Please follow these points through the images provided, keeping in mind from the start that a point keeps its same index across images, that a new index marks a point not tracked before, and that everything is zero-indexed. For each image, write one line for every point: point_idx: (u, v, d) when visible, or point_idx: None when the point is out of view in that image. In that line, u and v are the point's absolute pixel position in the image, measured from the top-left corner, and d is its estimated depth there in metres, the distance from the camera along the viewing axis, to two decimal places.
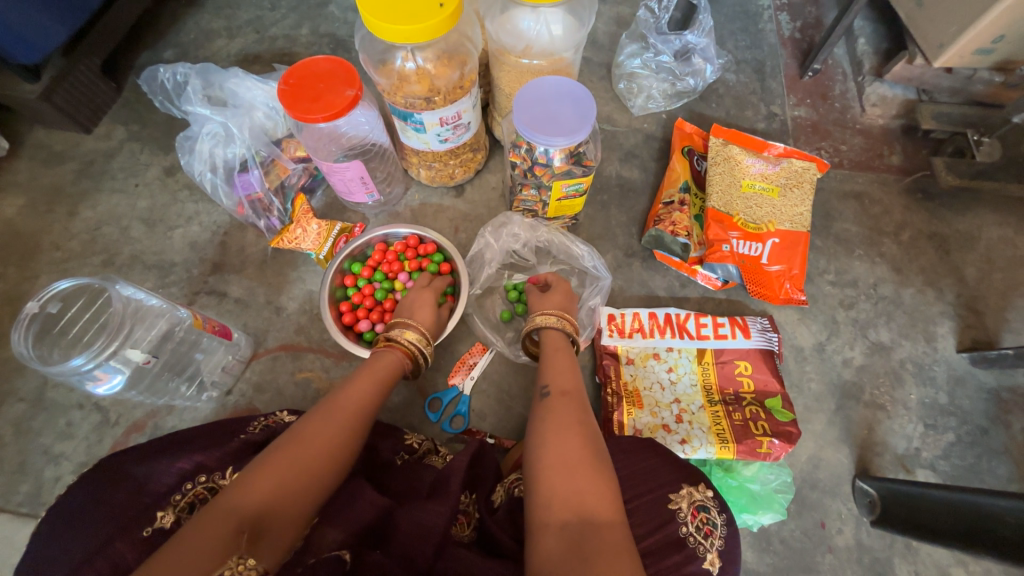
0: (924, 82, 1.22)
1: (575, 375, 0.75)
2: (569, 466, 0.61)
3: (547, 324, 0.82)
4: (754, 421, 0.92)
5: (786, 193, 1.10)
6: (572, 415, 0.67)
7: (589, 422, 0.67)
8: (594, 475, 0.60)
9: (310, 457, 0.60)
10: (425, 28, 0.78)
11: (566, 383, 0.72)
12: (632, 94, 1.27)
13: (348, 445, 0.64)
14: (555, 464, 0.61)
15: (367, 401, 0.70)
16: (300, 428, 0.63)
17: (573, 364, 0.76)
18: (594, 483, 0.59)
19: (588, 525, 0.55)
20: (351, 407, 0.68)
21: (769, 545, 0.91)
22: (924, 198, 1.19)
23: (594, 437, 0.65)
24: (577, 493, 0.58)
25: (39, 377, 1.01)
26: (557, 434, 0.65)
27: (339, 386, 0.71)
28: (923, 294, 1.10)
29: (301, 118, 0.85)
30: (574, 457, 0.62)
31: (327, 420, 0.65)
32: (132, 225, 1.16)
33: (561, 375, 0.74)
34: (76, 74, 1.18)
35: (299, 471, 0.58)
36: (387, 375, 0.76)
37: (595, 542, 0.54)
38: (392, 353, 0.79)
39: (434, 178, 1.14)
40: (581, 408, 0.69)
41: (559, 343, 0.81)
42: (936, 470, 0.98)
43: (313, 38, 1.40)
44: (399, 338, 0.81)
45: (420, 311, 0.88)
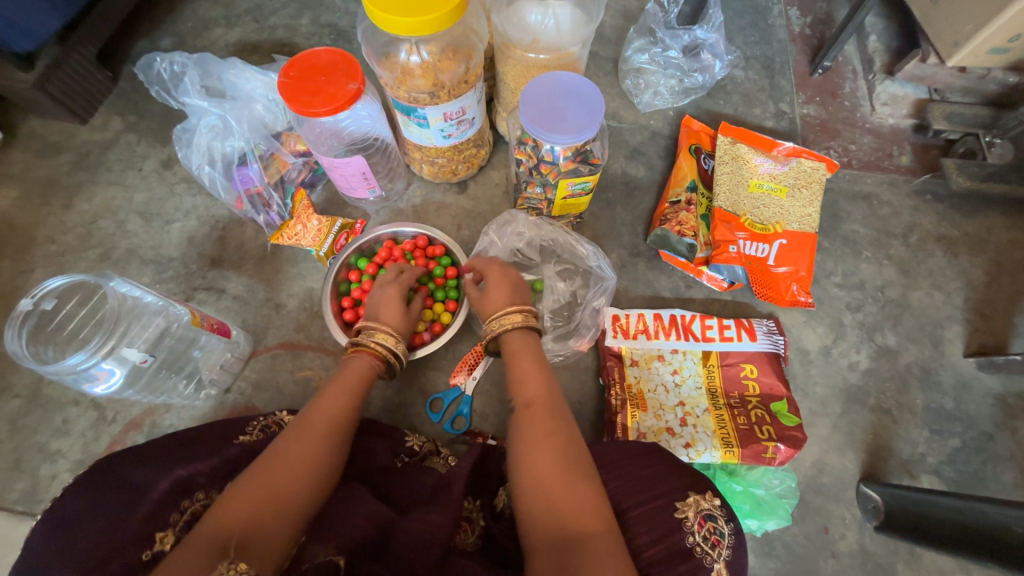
0: (936, 81, 1.19)
1: (545, 380, 0.71)
2: (545, 486, 0.60)
3: (502, 329, 0.77)
4: (760, 426, 0.91)
5: (794, 193, 1.09)
6: (541, 425, 0.65)
7: (561, 431, 0.65)
8: (575, 488, 0.59)
9: (288, 477, 0.60)
10: (429, 21, 0.76)
11: (531, 392, 0.69)
12: (638, 90, 1.25)
13: (326, 458, 0.65)
14: (528, 488, 0.61)
15: (341, 412, 0.71)
16: (278, 445, 0.64)
17: (540, 366, 0.73)
18: (571, 498, 0.58)
19: (572, 542, 0.55)
20: (326, 421, 0.69)
21: (772, 550, 0.90)
22: (933, 200, 1.17)
23: (568, 443, 0.63)
24: (556, 512, 0.58)
25: (34, 372, 0.99)
26: (529, 450, 0.63)
27: (308, 404, 0.71)
28: (931, 297, 1.09)
29: (301, 111, 0.82)
30: (546, 472, 0.61)
31: (301, 437, 0.65)
32: (129, 219, 1.14)
33: (525, 384, 0.71)
34: (71, 63, 1.16)
35: (277, 493, 0.59)
36: (358, 384, 0.75)
37: (579, 558, 0.53)
38: (359, 358, 0.78)
39: (436, 174, 1.12)
40: (550, 414, 0.66)
41: (526, 346, 0.76)
42: (940, 475, 0.97)
43: (314, 28, 1.37)
44: (365, 341, 0.80)
45: (386, 310, 0.84)
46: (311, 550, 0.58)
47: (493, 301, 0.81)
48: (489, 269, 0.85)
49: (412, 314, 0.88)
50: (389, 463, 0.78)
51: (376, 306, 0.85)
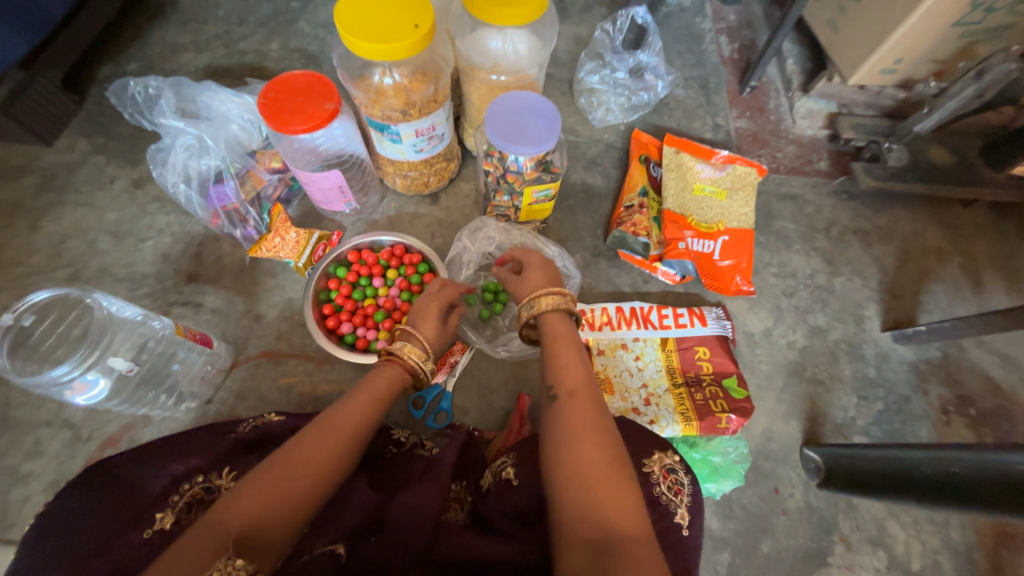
0: (843, 97, 1.39)
1: (584, 373, 0.73)
2: (590, 479, 0.61)
3: (541, 308, 0.82)
4: (714, 400, 1.02)
5: (732, 195, 1.23)
6: (587, 418, 0.67)
7: (606, 427, 0.67)
8: (617, 486, 0.61)
9: (297, 478, 0.60)
10: (400, 47, 0.84)
11: (574, 382, 0.72)
12: (592, 108, 1.37)
13: (339, 463, 0.65)
14: (573, 476, 0.62)
15: (360, 420, 0.71)
16: (294, 444, 0.64)
17: (582, 360, 0.75)
18: (614, 494, 0.60)
19: (610, 541, 0.56)
20: (344, 425, 0.69)
21: (732, 512, 1.00)
22: (848, 198, 1.35)
23: (613, 441, 0.65)
24: (600, 507, 0.59)
25: (2, 396, 0.97)
26: (575, 440, 0.65)
27: (331, 407, 0.72)
28: (852, 281, 1.25)
29: (283, 130, 0.88)
30: (594, 466, 0.62)
31: (320, 438, 0.66)
32: (100, 238, 1.14)
33: (568, 373, 0.73)
34: (36, 87, 1.17)
35: (283, 493, 0.58)
36: (384, 392, 0.76)
37: (619, 555, 0.54)
38: (392, 368, 0.80)
39: (409, 187, 1.20)
40: (593, 406, 0.69)
41: (566, 336, 0.79)
42: (869, 435, 1.10)
43: (283, 53, 1.43)
44: (398, 353, 0.82)
45: (426, 324, 0.85)
46: (311, 543, 0.61)
47: (531, 283, 0.87)
48: (528, 257, 0.91)
49: (448, 331, 0.88)
50: (380, 453, 0.84)
51: (416, 317, 0.86)
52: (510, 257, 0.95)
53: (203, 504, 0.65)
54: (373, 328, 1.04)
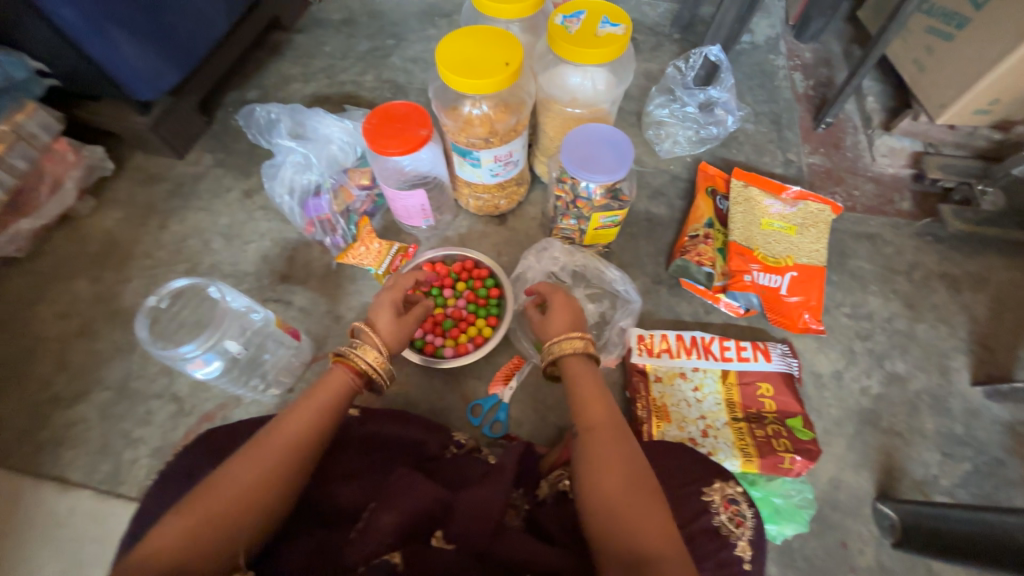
0: (929, 137, 1.34)
1: (606, 408, 0.76)
2: (617, 509, 0.64)
3: (564, 352, 0.83)
4: (777, 439, 0.98)
5: (803, 232, 1.21)
6: (608, 448, 0.70)
7: (626, 455, 0.69)
8: (643, 512, 0.63)
9: (230, 496, 0.64)
10: (490, 83, 0.93)
11: (595, 418, 0.75)
12: (659, 140, 1.41)
13: (274, 475, 0.67)
14: (602, 509, 0.65)
15: (300, 427, 0.73)
16: (228, 465, 0.67)
17: (603, 395, 0.78)
18: (642, 519, 0.62)
19: (644, 563, 0.58)
20: (303, 421, 0.74)
21: (792, 561, 0.95)
22: (934, 241, 1.27)
23: (636, 467, 0.68)
24: (631, 533, 0.61)
25: (126, 368, 1.13)
26: (598, 472, 0.68)
27: (273, 421, 0.74)
28: (936, 329, 1.17)
29: (381, 152, 1.00)
30: (619, 495, 0.65)
31: (253, 455, 0.68)
32: (213, 239, 1.31)
33: (590, 409, 0.76)
34: (179, 109, 1.38)
35: (239, 492, 0.64)
36: (337, 398, 0.79)
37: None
38: (340, 369, 0.83)
39: (481, 208, 1.29)
40: (613, 439, 0.72)
41: (587, 376, 0.81)
42: (954, 497, 1.01)
43: (376, 83, 1.60)
44: (347, 354, 0.84)
45: (381, 319, 0.89)
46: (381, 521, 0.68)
47: (554, 325, 0.88)
48: (553, 295, 0.92)
49: (405, 326, 0.92)
50: (438, 455, 0.90)
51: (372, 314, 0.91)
52: (533, 291, 0.97)
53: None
54: (440, 335, 1.12)
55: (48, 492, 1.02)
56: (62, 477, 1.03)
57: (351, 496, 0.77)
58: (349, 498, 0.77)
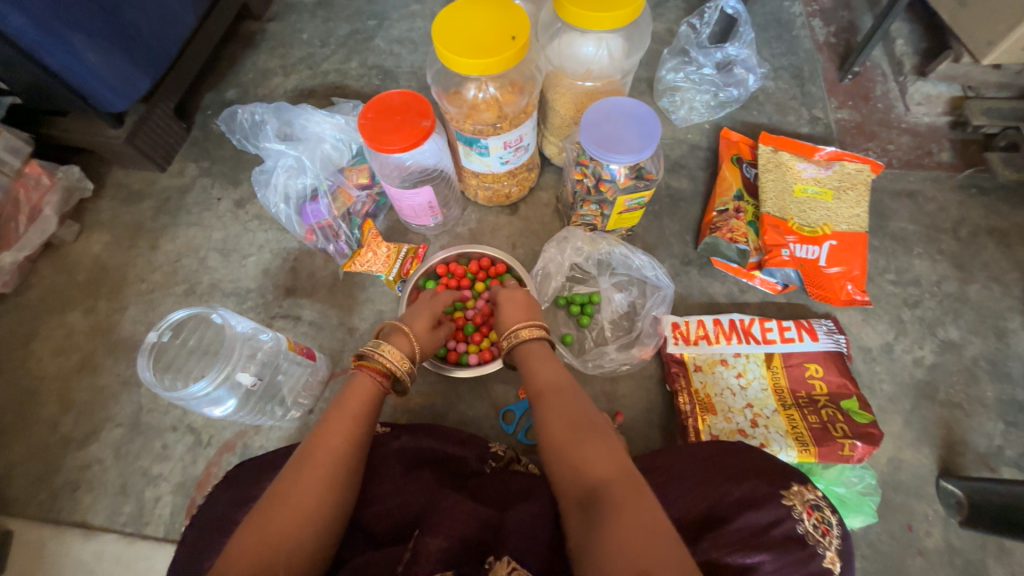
0: (970, 79, 1.23)
1: (552, 365, 0.74)
2: (566, 452, 0.62)
3: (520, 339, 0.77)
4: (833, 424, 0.92)
5: (840, 196, 1.13)
6: (554, 400, 0.68)
7: (572, 402, 0.68)
8: (590, 448, 0.61)
9: (291, 519, 0.61)
10: (497, 62, 0.82)
11: (542, 375, 0.73)
12: (675, 107, 1.30)
13: (332, 496, 0.65)
14: (554, 457, 0.63)
15: (346, 443, 0.69)
16: (280, 485, 0.64)
17: (546, 354, 0.76)
18: (592, 455, 0.60)
19: (594, 496, 0.56)
20: (338, 447, 0.68)
21: (857, 549, 0.90)
22: (979, 193, 1.19)
23: (583, 412, 0.66)
24: (582, 471, 0.59)
25: (134, 402, 1.07)
26: (547, 424, 0.66)
27: (316, 432, 0.70)
28: (989, 289, 1.10)
29: (381, 149, 0.90)
30: (564, 439, 0.63)
31: (307, 474, 0.65)
32: (209, 255, 1.23)
33: (538, 370, 0.74)
34: (154, 118, 1.28)
35: (275, 543, 0.59)
36: (361, 408, 0.73)
37: (603, 506, 0.55)
38: (364, 373, 0.76)
39: (491, 199, 1.19)
40: (561, 391, 0.69)
41: (532, 337, 0.79)
42: (1021, 468, 0.96)
43: (362, 70, 1.48)
44: (372, 356, 0.78)
45: (417, 321, 0.88)
46: (429, 543, 0.64)
47: (509, 317, 0.83)
48: (501, 292, 0.88)
49: (438, 336, 0.89)
50: (478, 469, 0.85)
51: (405, 320, 0.87)
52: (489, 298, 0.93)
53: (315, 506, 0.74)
54: (463, 340, 1.05)
55: (70, 541, 0.97)
56: (84, 523, 0.98)
57: (396, 517, 0.74)
58: (395, 520, 0.73)
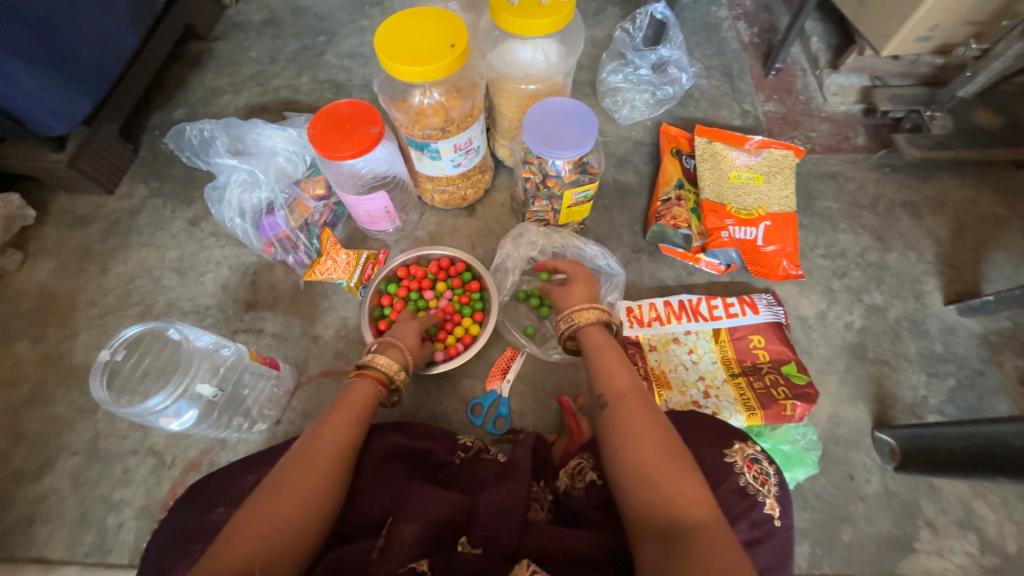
0: (876, 70, 1.36)
1: (630, 376, 0.76)
2: (648, 473, 0.63)
3: (580, 321, 0.84)
4: (775, 388, 1.00)
5: (770, 180, 1.22)
6: (638, 416, 0.69)
7: (657, 422, 0.68)
8: (678, 478, 0.61)
9: (285, 510, 0.63)
10: (438, 68, 0.87)
11: (621, 384, 0.74)
12: (617, 107, 1.38)
13: (323, 488, 0.67)
14: (633, 474, 0.63)
15: (341, 442, 0.73)
16: (274, 479, 0.66)
17: (626, 365, 0.77)
18: (679, 487, 0.61)
19: (680, 527, 0.57)
20: (331, 446, 0.71)
21: (807, 501, 0.97)
22: (892, 171, 1.31)
23: (669, 436, 0.67)
24: (665, 501, 0.60)
25: (90, 429, 1.04)
26: (630, 440, 0.66)
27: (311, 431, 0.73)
28: (906, 256, 1.21)
29: (332, 157, 0.93)
30: (649, 460, 0.63)
31: (303, 467, 0.68)
32: (164, 275, 1.21)
33: (616, 377, 0.75)
34: (97, 140, 1.26)
35: (271, 532, 0.61)
36: (359, 410, 0.78)
37: (690, 541, 0.56)
38: (364, 381, 0.82)
39: (448, 202, 1.23)
40: (644, 407, 0.70)
41: (606, 344, 0.82)
42: (943, 414, 1.06)
43: (314, 85, 1.50)
44: (371, 365, 0.83)
45: (407, 335, 0.93)
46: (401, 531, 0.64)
47: (573, 297, 0.88)
48: (575, 270, 0.93)
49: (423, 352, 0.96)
50: (447, 460, 0.85)
51: (398, 333, 0.93)
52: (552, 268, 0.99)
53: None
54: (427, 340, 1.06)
55: None
56: (41, 557, 0.94)
57: (367, 515, 0.72)
58: (365, 517, 0.72)
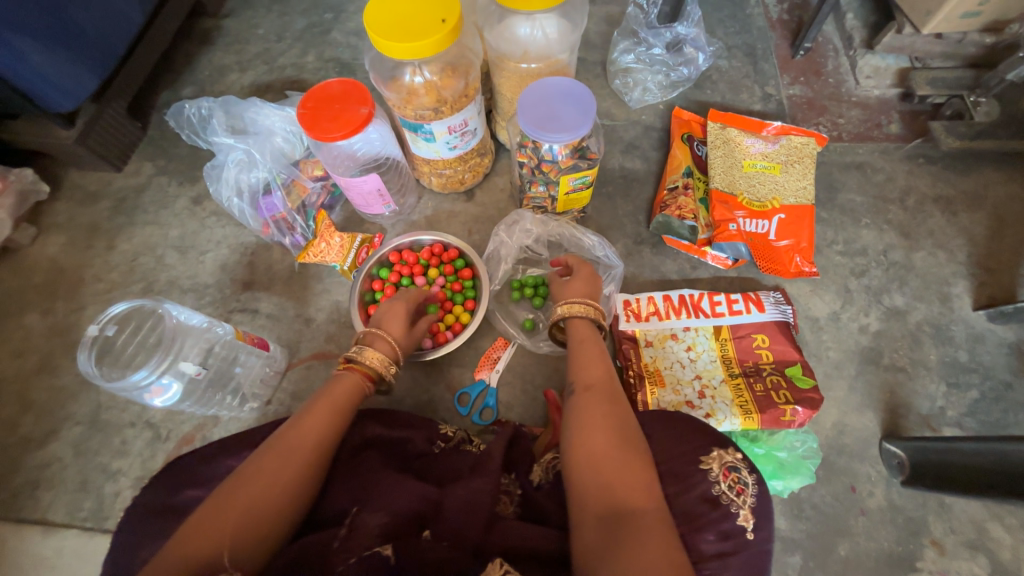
0: (915, 50, 1.24)
1: (603, 368, 0.76)
2: (596, 461, 0.64)
3: (569, 313, 0.83)
4: (777, 391, 0.94)
5: (787, 169, 1.14)
6: (597, 407, 0.70)
7: (615, 413, 0.69)
8: (625, 467, 0.63)
9: (265, 491, 0.63)
10: (429, 44, 0.83)
11: (592, 376, 0.75)
12: (628, 88, 1.31)
13: (304, 473, 0.67)
14: (583, 460, 0.65)
15: (328, 430, 0.72)
16: (258, 460, 0.67)
17: (601, 355, 0.77)
18: (623, 476, 0.62)
19: (620, 514, 0.59)
20: (315, 432, 0.71)
21: (802, 512, 0.92)
22: (926, 162, 1.21)
23: (624, 427, 0.67)
24: (608, 486, 0.61)
25: (93, 401, 1.08)
26: (583, 428, 0.68)
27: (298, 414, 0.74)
28: (934, 256, 1.12)
29: (321, 138, 0.90)
30: (600, 449, 0.65)
31: (286, 453, 0.67)
32: (166, 253, 1.23)
33: (589, 369, 0.76)
34: (105, 117, 1.27)
35: (250, 512, 0.61)
36: (347, 400, 0.77)
37: (627, 528, 0.57)
38: (349, 376, 0.80)
39: (445, 185, 1.20)
40: (608, 399, 0.71)
41: (588, 335, 0.81)
42: (962, 427, 0.99)
43: (319, 64, 1.48)
44: (358, 359, 0.82)
45: (391, 323, 0.89)
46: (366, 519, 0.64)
47: (570, 290, 0.87)
48: (580, 265, 0.91)
49: (415, 334, 0.92)
50: (426, 450, 0.84)
51: (383, 321, 0.89)
52: (560, 261, 0.95)
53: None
54: None
55: (30, 538, 0.98)
56: (45, 520, 0.99)
57: (335, 501, 0.72)
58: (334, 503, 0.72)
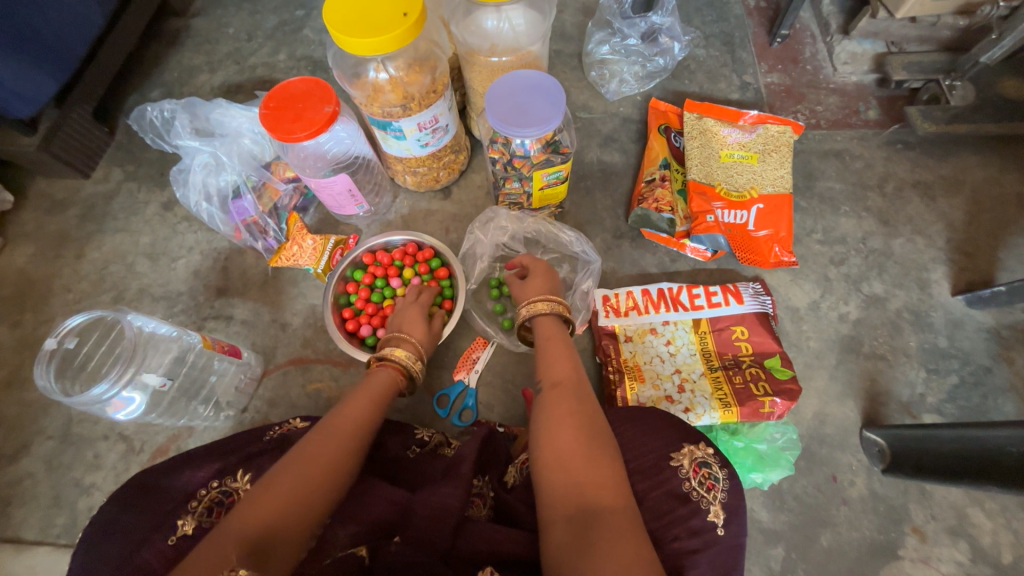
0: (891, 34, 1.23)
1: (571, 365, 0.75)
2: (565, 460, 0.63)
3: (535, 311, 0.82)
4: (756, 383, 0.94)
5: (765, 158, 1.12)
6: (565, 405, 0.69)
7: (583, 409, 0.68)
8: (593, 465, 0.61)
9: (310, 479, 0.62)
10: (391, 39, 0.81)
11: (558, 373, 0.74)
12: (604, 80, 1.29)
13: (347, 461, 0.67)
14: (550, 462, 0.63)
15: (364, 419, 0.74)
16: (298, 449, 0.66)
17: (567, 351, 0.76)
18: (592, 474, 0.60)
19: (591, 513, 0.57)
20: (352, 425, 0.72)
21: (784, 503, 0.92)
22: (904, 148, 1.20)
23: (591, 424, 0.66)
24: (577, 485, 0.60)
25: (64, 414, 1.05)
26: (551, 427, 0.66)
27: (335, 408, 0.74)
28: (913, 242, 1.11)
29: (285, 138, 0.88)
30: (567, 447, 0.63)
31: (325, 439, 0.68)
32: (137, 261, 1.20)
33: (555, 366, 0.75)
34: (70, 123, 1.24)
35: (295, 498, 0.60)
36: (382, 391, 0.79)
37: (597, 528, 0.56)
38: (384, 371, 0.82)
39: (420, 183, 1.17)
40: (575, 395, 0.70)
41: (556, 333, 0.80)
42: (941, 413, 0.98)
43: (291, 62, 1.45)
44: (388, 355, 0.84)
45: (410, 325, 0.91)
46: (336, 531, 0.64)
47: (532, 289, 0.87)
48: (532, 264, 0.91)
49: (433, 330, 0.93)
50: (400, 455, 0.82)
51: (403, 325, 0.91)
52: (517, 263, 0.94)
53: (223, 506, 0.71)
54: None
55: None
56: (16, 538, 0.97)
57: None
58: None
